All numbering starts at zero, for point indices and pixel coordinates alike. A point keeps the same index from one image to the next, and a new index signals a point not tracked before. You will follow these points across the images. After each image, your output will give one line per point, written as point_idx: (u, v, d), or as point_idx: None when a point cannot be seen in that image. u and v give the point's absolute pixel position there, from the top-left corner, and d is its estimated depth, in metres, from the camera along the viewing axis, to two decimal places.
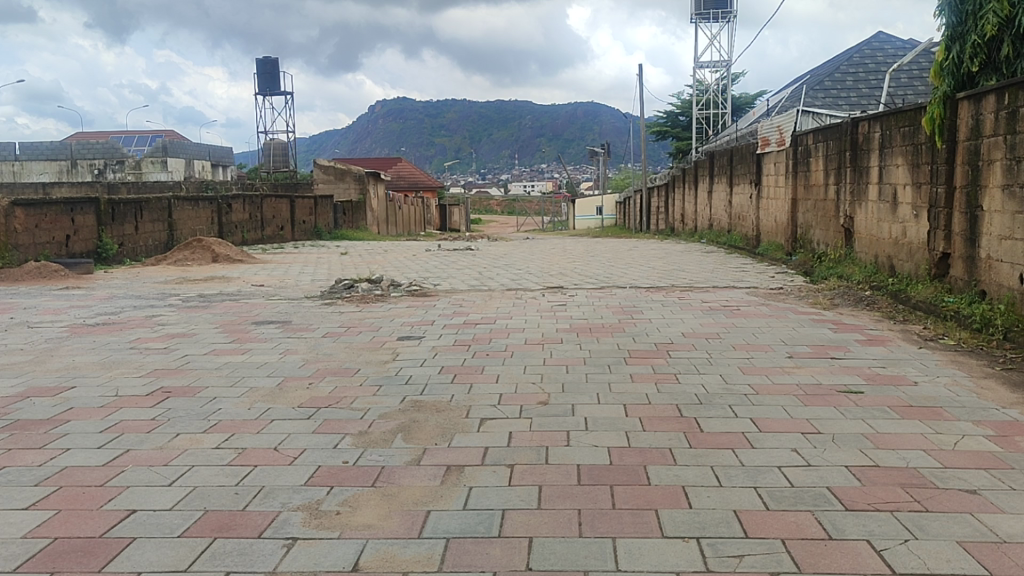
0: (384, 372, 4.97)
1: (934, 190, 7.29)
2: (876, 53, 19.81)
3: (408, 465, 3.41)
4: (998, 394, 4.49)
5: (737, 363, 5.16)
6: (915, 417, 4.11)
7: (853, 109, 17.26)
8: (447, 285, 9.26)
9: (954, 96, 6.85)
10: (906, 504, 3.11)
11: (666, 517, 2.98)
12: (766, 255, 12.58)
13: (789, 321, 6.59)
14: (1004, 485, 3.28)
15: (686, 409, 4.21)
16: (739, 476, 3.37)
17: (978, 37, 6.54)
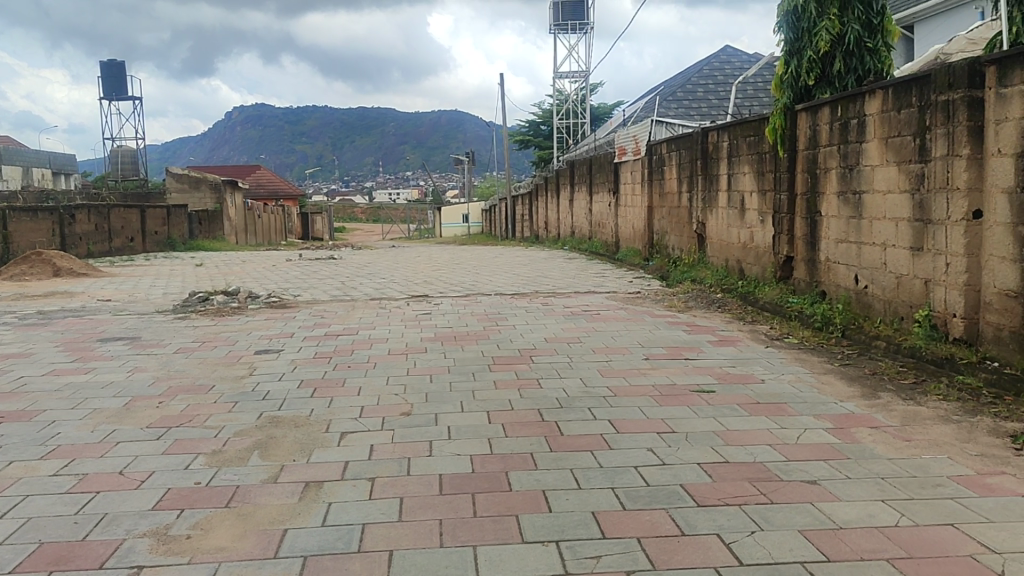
0: (239, 387, 4.81)
1: (778, 198, 7.69)
2: (724, 66, 20.72)
3: (265, 483, 3.31)
4: (836, 389, 4.80)
5: (597, 366, 5.28)
6: (762, 413, 4.32)
7: (704, 120, 18.03)
8: (308, 295, 9.07)
9: (794, 108, 7.25)
10: (753, 497, 3.26)
11: (526, 522, 3.02)
12: (625, 261, 12.92)
13: (646, 325, 6.80)
14: (841, 474, 3.50)
15: (547, 413, 4.28)
16: (598, 477, 3.44)
17: (815, 53, 6.95)
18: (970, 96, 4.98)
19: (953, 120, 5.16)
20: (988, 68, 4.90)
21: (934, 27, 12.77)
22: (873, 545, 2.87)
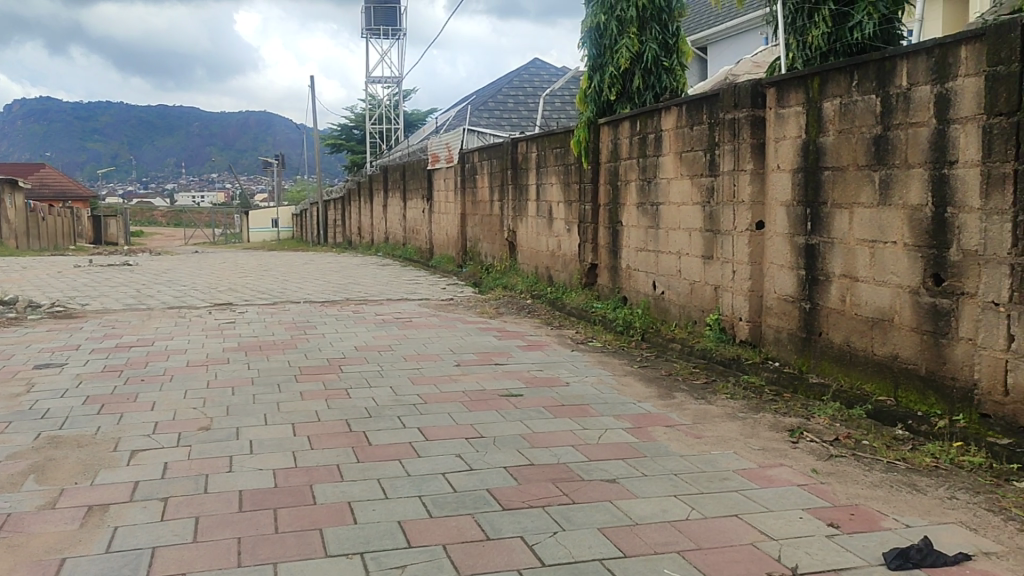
0: (14, 406, 4.40)
1: (584, 208, 7.97)
2: (535, 78, 21.29)
3: (41, 510, 3.05)
4: (635, 390, 5.03)
5: (407, 374, 5.25)
6: (566, 415, 4.45)
7: (514, 131, 18.45)
8: (98, 305, 8.45)
9: (597, 122, 7.55)
10: (556, 498, 3.35)
11: (329, 536, 2.94)
12: (439, 268, 12.97)
13: (458, 331, 6.85)
14: (638, 472, 3.67)
15: (355, 423, 4.21)
16: (404, 486, 3.42)
17: (616, 69, 7.28)
18: (753, 115, 5.41)
19: (739, 138, 5.57)
20: (768, 90, 5.34)
21: (724, 50, 13.73)
22: (666, 539, 3.02)
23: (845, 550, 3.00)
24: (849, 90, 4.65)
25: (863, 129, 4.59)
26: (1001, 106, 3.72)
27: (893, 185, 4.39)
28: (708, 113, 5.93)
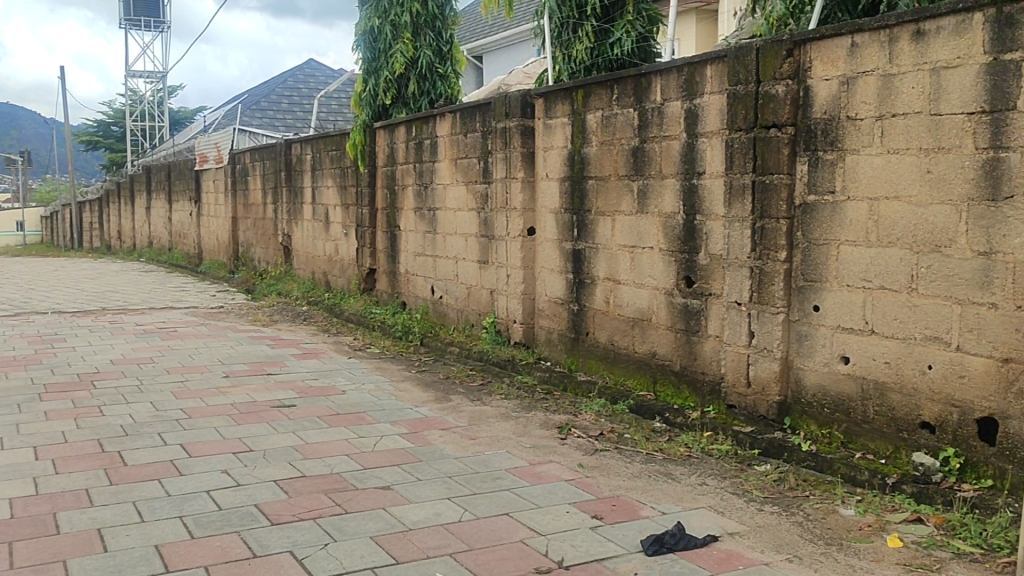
0: None
1: (360, 212, 7.87)
2: (310, 80, 20.81)
3: None
4: (413, 395, 5.05)
5: (170, 387, 4.94)
6: (341, 424, 4.37)
7: (288, 132, 17.96)
8: None
9: (373, 126, 7.51)
10: (328, 509, 3.27)
11: (75, 567, 2.70)
12: (208, 274, 12.36)
13: (228, 340, 6.55)
14: (413, 477, 3.68)
15: (109, 443, 3.91)
16: (164, 507, 3.21)
17: (390, 74, 7.38)
18: (522, 125, 5.73)
19: (510, 146, 5.84)
20: (536, 101, 5.65)
21: (498, 59, 14.09)
22: (438, 542, 3.04)
23: (608, 540, 3.17)
24: (610, 103, 5.05)
25: (622, 142, 5.00)
26: (740, 123, 4.29)
27: (649, 195, 4.85)
28: (482, 121, 6.15)
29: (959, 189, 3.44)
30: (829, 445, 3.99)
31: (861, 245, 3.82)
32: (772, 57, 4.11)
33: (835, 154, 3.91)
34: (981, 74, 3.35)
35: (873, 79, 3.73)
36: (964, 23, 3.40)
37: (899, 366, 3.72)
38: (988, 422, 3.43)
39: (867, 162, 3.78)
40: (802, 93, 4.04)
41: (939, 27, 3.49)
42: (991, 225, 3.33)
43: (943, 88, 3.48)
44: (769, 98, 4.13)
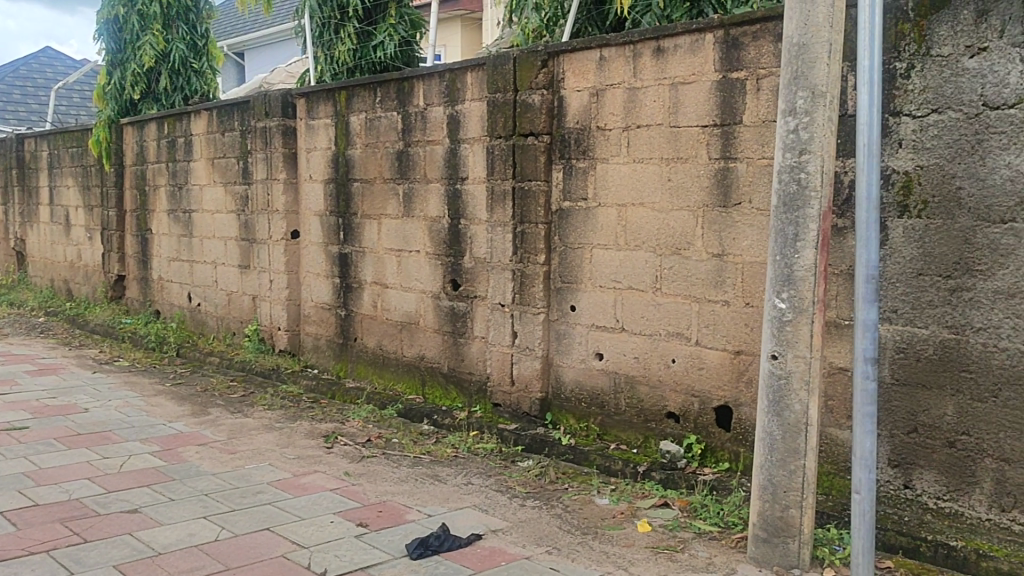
0: None
1: (105, 214, 7.76)
2: (45, 67, 19.01)
3: None
4: (165, 410, 4.85)
5: None
6: (83, 445, 4.10)
7: (22, 126, 16.39)
8: None
9: (119, 122, 7.62)
10: (65, 539, 3.05)
11: None
12: None
13: None
14: (164, 497, 3.52)
15: None
16: None
17: (140, 67, 7.54)
18: (283, 124, 5.94)
19: (269, 145, 6.07)
20: (298, 101, 5.90)
21: (261, 56, 13.60)
22: (189, 565, 2.92)
23: (371, 547, 3.20)
24: (374, 106, 5.41)
25: (386, 145, 5.38)
26: (499, 130, 4.73)
27: (415, 199, 5.22)
28: (240, 119, 6.35)
29: (697, 196, 3.98)
30: (586, 438, 4.46)
31: (611, 248, 4.33)
32: (529, 69, 4.58)
33: (587, 162, 4.39)
34: (713, 89, 3.88)
35: (620, 90, 4.22)
36: (697, 42, 3.91)
37: (645, 361, 4.25)
38: (723, 409, 3.99)
39: (616, 170, 4.28)
40: (556, 103, 4.51)
41: (676, 45, 3.99)
42: (723, 229, 3.90)
43: (681, 101, 4.00)
44: (527, 107, 4.60)
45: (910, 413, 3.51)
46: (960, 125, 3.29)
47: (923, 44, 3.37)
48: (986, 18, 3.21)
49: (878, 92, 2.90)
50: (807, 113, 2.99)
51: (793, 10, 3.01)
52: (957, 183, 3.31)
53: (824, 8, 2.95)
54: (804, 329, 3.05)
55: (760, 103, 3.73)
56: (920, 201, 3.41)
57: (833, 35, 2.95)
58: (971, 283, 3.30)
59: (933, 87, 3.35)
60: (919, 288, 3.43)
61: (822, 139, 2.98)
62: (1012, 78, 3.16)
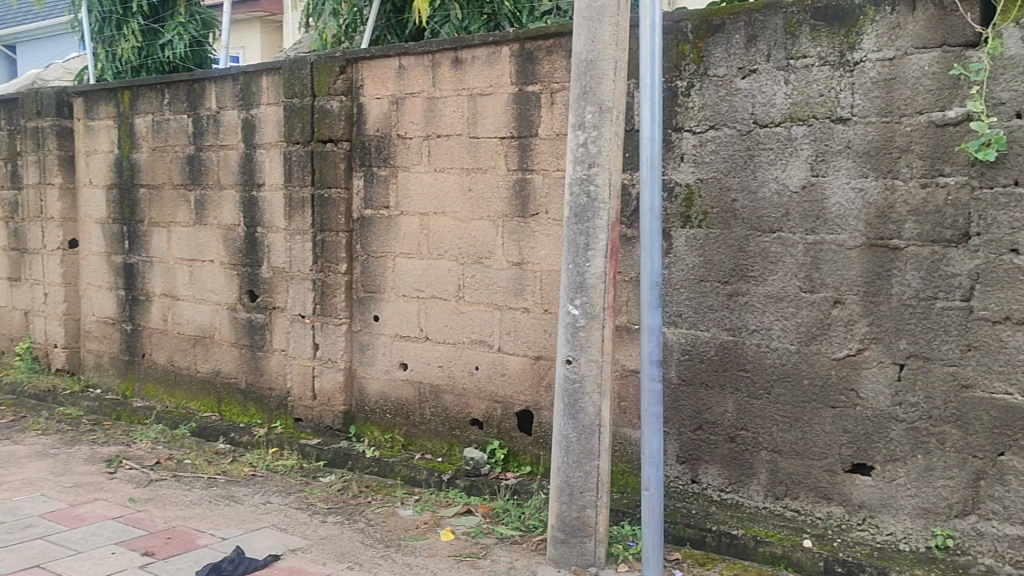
0: None
1: None
2: None
3: None
4: None
5: None
6: None
7: None
8: None
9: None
10: None
11: None
12: None
13: None
14: None
15: None
16: None
17: None
18: (58, 125, 5.59)
19: (43, 148, 5.68)
20: (74, 100, 5.57)
21: (35, 52, 12.56)
22: None
23: None
24: (160, 108, 5.18)
25: (175, 149, 5.15)
26: (298, 136, 4.62)
27: (207, 206, 5.03)
28: (7, 118, 5.98)
29: (497, 206, 4.06)
30: (391, 449, 4.45)
31: (413, 258, 4.34)
32: (327, 74, 4.50)
33: (388, 170, 4.38)
34: (510, 101, 3.97)
35: (420, 100, 4.25)
36: (494, 54, 3.99)
37: (449, 369, 4.29)
38: (524, 414, 4.10)
39: (417, 178, 4.29)
40: (355, 111, 4.47)
41: (474, 57, 4.06)
42: (522, 239, 4.00)
43: (479, 113, 4.07)
44: (325, 113, 4.51)
45: (695, 411, 3.73)
46: (734, 141, 3.53)
47: (701, 64, 3.59)
48: (755, 42, 3.47)
49: (659, 109, 3.05)
50: (595, 128, 3.10)
51: (580, 27, 3.12)
52: (733, 195, 3.55)
53: (608, 26, 3.08)
54: (596, 334, 3.16)
55: (554, 116, 3.85)
56: (700, 213, 3.63)
57: (617, 53, 3.09)
58: (745, 288, 3.55)
59: (710, 105, 3.58)
60: (700, 294, 3.66)
61: (609, 152, 3.10)
62: (777, 99, 3.43)
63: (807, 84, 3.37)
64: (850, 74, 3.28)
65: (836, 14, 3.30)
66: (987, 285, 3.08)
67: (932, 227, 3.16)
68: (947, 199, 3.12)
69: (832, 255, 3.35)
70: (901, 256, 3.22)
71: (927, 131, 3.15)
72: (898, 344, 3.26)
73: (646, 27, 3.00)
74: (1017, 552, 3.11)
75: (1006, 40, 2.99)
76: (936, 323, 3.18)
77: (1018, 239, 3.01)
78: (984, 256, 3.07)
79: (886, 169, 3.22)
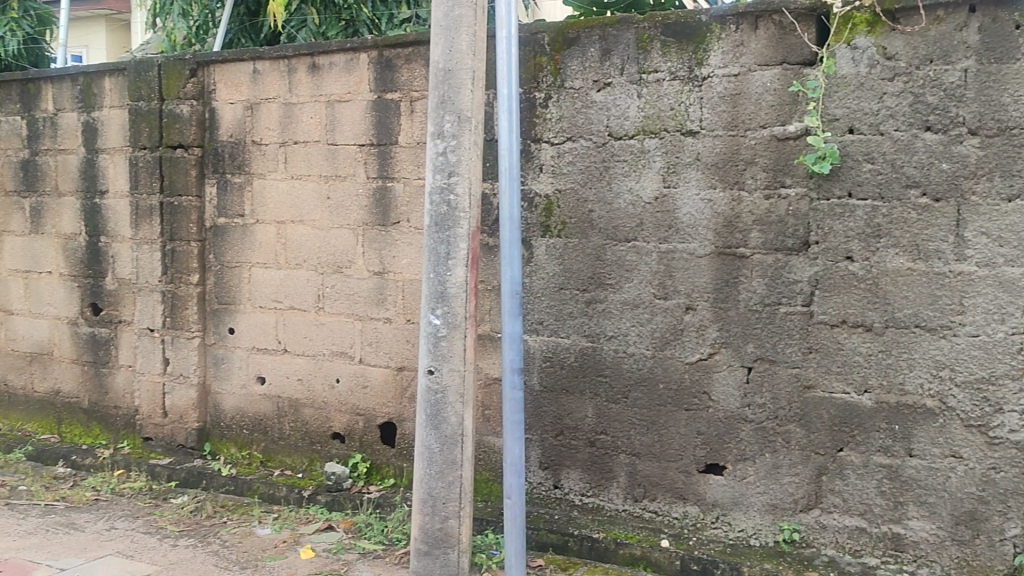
0: None
1: None
2: None
3: None
4: None
5: None
6: None
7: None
8: None
9: None
10: None
11: None
12: None
13: None
14: None
15: None
16: None
17: None
18: None
19: None
20: None
21: None
22: None
23: None
24: None
25: (8, 153, 4.86)
26: (144, 141, 4.42)
27: (44, 214, 4.75)
28: None
29: (356, 215, 3.99)
30: (248, 466, 4.30)
31: (270, 268, 4.21)
32: (176, 77, 4.34)
33: (243, 177, 4.24)
34: (368, 109, 3.92)
35: (275, 105, 4.13)
36: (352, 61, 3.93)
37: (308, 382, 4.18)
38: (387, 426, 4.04)
39: (273, 186, 4.17)
40: (207, 115, 4.31)
41: (331, 63, 3.98)
42: (383, 248, 3.94)
43: (337, 120, 3.99)
44: (175, 118, 4.35)
45: (557, 417, 3.78)
46: (590, 153, 3.60)
47: (558, 76, 3.64)
48: (609, 56, 3.55)
49: (516, 119, 3.06)
50: (454, 137, 3.07)
51: (438, 36, 3.08)
52: (590, 205, 3.62)
53: (466, 36, 3.06)
54: (458, 344, 3.13)
55: (414, 124, 3.82)
56: (559, 223, 3.68)
57: (475, 63, 3.07)
58: (603, 296, 3.62)
59: (567, 116, 3.64)
60: (560, 302, 3.71)
61: (468, 162, 3.08)
62: (631, 112, 3.52)
63: (658, 97, 3.47)
64: (698, 89, 3.40)
65: (685, 30, 3.41)
66: (826, 291, 3.25)
67: (775, 236, 3.31)
68: (788, 209, 3.29)
69: (685, 263, 3.46)
70: (747, 263, 3.37)
71: (769, 144, 3.30)
72: (746, 348, 3.40)
73: (502, 38, 3.00)
74: (856, 543, 3.30)
75: (839, 59, 3.17)
76: (780, 327, 3.34)
77: (852, 247, 3.20)
78: (822, 263, 3.25)
79: (732, 181, 3.37)
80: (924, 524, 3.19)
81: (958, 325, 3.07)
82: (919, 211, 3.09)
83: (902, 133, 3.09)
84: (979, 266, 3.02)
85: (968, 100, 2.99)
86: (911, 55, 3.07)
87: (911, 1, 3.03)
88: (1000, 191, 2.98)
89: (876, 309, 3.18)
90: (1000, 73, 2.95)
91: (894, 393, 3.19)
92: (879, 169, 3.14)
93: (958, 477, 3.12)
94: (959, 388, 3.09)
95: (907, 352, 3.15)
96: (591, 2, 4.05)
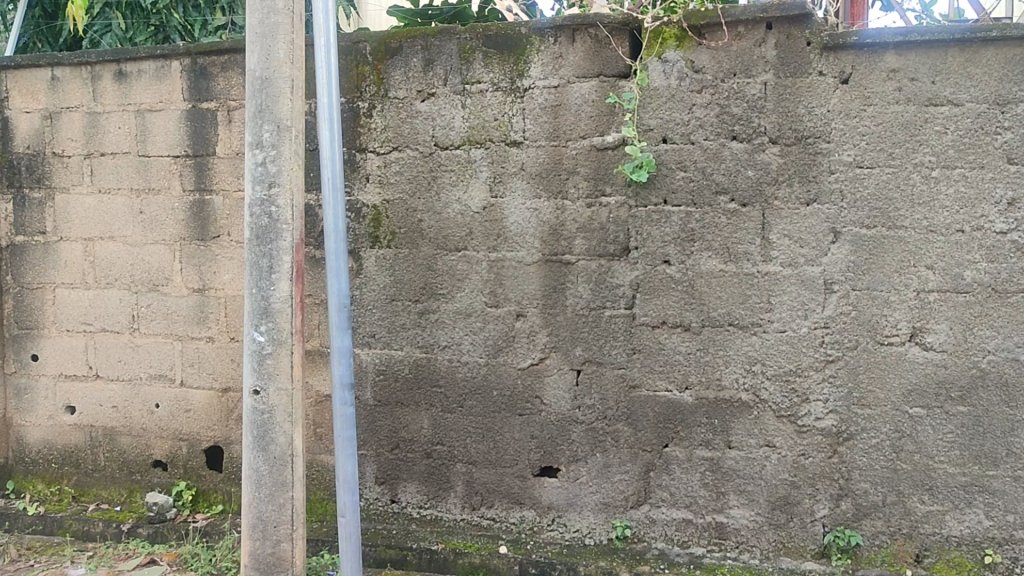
0: None
1: None
2: None
3: None
4: None
5: None
6: None
7: None
8: None
9: None
10: None
11: None
12: None
13: None
14: None
15: None
16: None
17: None
18: None
19: None
20: None
21: None
22: None
23: None
24: None
25: None
26: None
27: None
28: None
29: (172, 229, 3.80)
30: (59, 503, 3.99)
31: (77, 288, 3.94)
32: None
33: (43, 192, 3.94)
34: (182, 118, 3.73)
35: (78, 114, 3.86)
36: (163, 69, 3.74)
37: (124, 410, 3.93)
38: (213, 450, 3.87)
39: (78, 201, 3.90)
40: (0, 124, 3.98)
41: (139, 71, 3.77)
42: (202, 263, 3.77)
43: (148, 130, 3.78)
44: None
45: (391, 430, 3.73)
46: (416, 163, 3.59)
47: (381, 86, 3.61)
48: (432, 67, 3.54)
49: (337, 129, 2.98)
50: (274, 147, 2.95)
51: (253, 43, 2.95)
52: (419, 216, 3.60)
53: (282, 44, 2.94)
54: (284, 361, 3.01)
55: (232, 134, 3.68)
56: (388, 233, 3.64)
57: (294, 72, 2.96)
58: (435, 305, 3.61)
59: (392, 126, 3.61)
60: (392, 313, 3.66)
61: (289, 173, 2.96)
62: (456, 122, 3.53)
63: (481, 108, 3.50)
64: (520, 100, 3.46)
65: (506, 42, 3.46)
66: (646, 293, 3.38)
67: (598, 242, 3.41)
68: (609, 217, 3.39)
69: (513, 271, 3.51)
70: (573, 270, 3.45)
71: (589, 154, 3.40)
72: (575, 351, 3.48)
73: (321, 46, 2.93)
74: (683, 534, 3.45)
75: (650, 72, 3.31)
76: (605, 330, 3.44)
77: (669, 251, 3.34)
78: (642, 267, 3.37)
79: (556, 190, 3.44)
80: (743, 512, 3.37)
81: (767, 322, 3.26)
82: (728, 215, 3.26)
83: (710, 142, 3.27)
84: (783, 266, 3.23)
85: (768, 111, 3.20)
86: (717, 68, 3.24)
87: (714, 18, 3.18)
88: (799, 196, 3.19)
89: (693, 310, 3.33)
90: (795, 86, 3.17)
91: (711, 389, 3.35)
92: (691, 177, 3.29)
93: (773, 464, 3.32)
94: (770, 381, 3.29)
95: (722, 349, 3.32)
96: (414, 13, 4.01)
